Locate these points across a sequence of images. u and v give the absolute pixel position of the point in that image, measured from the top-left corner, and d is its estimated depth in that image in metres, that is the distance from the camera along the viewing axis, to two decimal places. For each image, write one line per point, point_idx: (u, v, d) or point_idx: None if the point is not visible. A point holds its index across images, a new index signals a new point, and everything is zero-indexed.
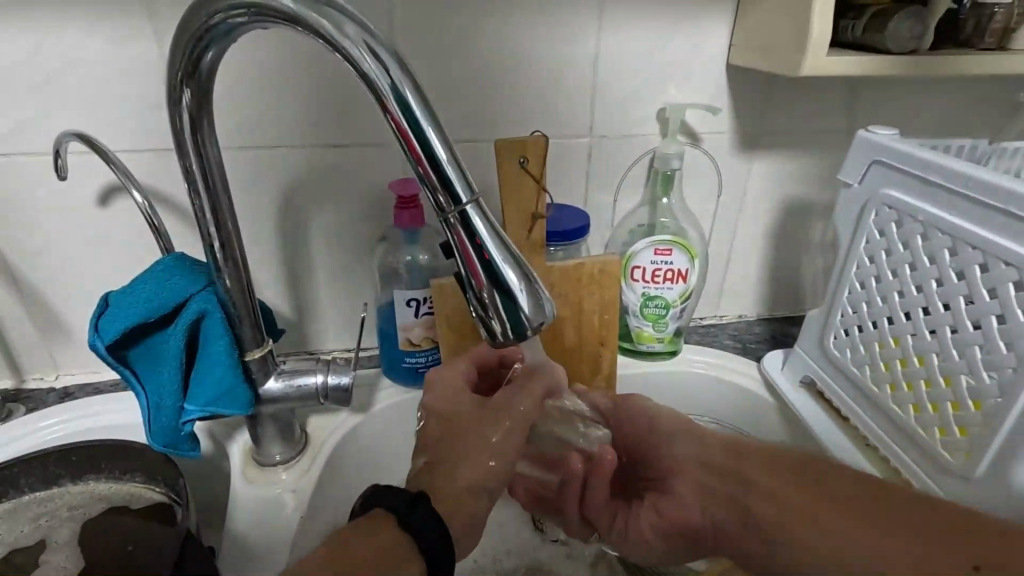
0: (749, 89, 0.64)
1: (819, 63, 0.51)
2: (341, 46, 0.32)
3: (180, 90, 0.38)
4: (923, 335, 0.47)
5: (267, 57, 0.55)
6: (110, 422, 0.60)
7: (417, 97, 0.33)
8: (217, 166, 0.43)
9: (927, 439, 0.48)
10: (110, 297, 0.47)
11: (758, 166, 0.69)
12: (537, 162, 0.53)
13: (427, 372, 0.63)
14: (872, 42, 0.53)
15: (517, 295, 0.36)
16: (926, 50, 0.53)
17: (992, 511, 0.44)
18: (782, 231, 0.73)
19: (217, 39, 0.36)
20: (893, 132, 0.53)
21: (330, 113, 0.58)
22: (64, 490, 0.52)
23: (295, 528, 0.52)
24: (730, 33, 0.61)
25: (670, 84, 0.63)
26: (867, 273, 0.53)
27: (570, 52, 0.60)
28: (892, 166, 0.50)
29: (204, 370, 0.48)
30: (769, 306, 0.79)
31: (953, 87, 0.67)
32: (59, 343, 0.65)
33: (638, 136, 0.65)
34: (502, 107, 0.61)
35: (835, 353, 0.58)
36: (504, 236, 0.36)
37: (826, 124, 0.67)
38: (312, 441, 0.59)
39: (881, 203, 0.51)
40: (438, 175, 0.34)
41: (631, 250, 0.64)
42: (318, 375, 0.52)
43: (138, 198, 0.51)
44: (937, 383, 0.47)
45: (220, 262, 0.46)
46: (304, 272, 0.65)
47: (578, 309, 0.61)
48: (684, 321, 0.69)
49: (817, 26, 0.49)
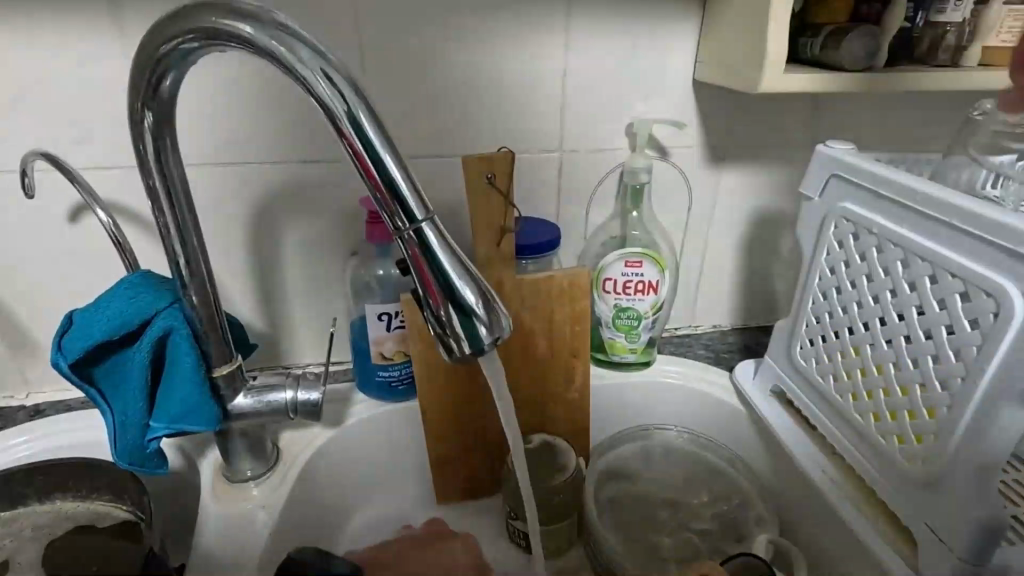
0: (715, 105, 0.65)
1: (775, 80, 0.52)
2: (295, 70, 0.33)
3: (141, 112, 0.39)
4: (881, 345, 0.49)
5: (237, 73, 0.56)
6: (79, 440, 0.60)
7: (371, 119, 0.34)
8: (182, 184, 0.43)
9: (886, 446, 0.49)
10: (75, 315, 0.47)
11: (727, 179, 0.70)
12: (504, 177, 0.54)
13: (400, 385, 0.64)
14: (828, 60, 0.54)
15: (473, 312, 0.37)
16: (881, 67, 0.55)
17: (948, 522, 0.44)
18: (752, 243, 0.74)
19: (175, 63, 0.36)
20: (851, 146, 0.54)
21: (301, 130, 0.59)
22: (33, 509, 0.52)
23: (262, 544, 0.51)
24: (694, 51, 0.62)
25: (637, 99, 0.64)
26: (829, 284, 0.54)
27: (538, 68, 0.61)
28: (848, 180, 0.51)
29: (170, 387, 0.48)
30: (741, 317, 0.80)
31: (913, 102, 0.69)
32: (28, 360, 0.64)
33: (609, 150, 0.66)
34: (472, 123, 0.62)
35: (801, 362, 0.59)
36: (460, 254, 0.37)
37: (792, 138, 0.69)
38: (283, 456, 0.59)
39: (839, 215, 0.52)
40: (394, 195, 0.35)
41: (602, 262, 0.65)
42: (288, 390, 0.52)
43: (102, 216, 0.52)
44: (894, 392, 0.48)
45: (186, 278, 0.46)
46: (278, 288, 0.66)
47: (549, 322, 0.62)
48: (656, 332, 0.69)
49: (774, 44, 0.51)
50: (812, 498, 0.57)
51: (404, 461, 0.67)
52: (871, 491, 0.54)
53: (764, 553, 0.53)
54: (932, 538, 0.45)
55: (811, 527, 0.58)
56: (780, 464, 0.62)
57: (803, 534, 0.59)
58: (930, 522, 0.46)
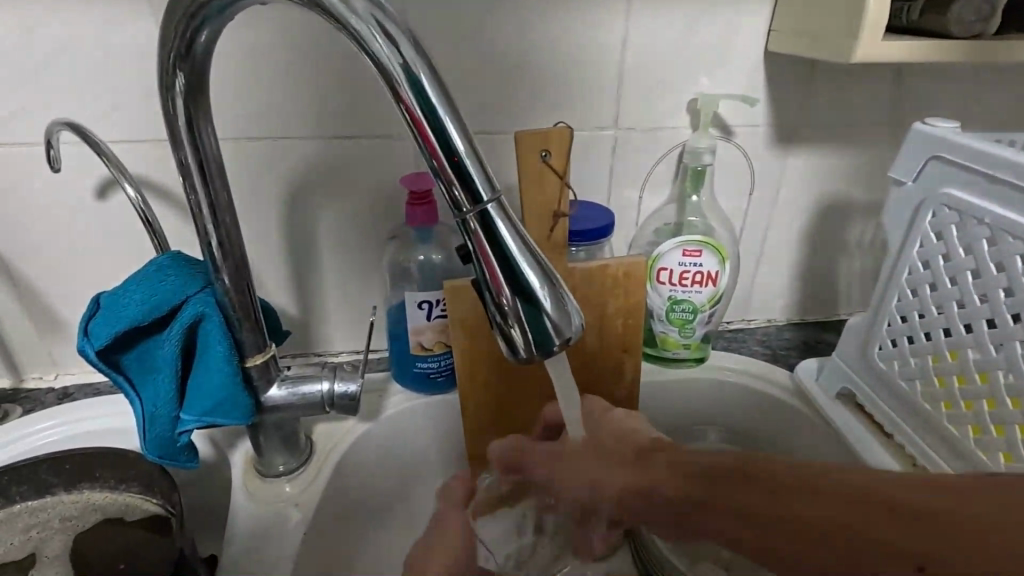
0: (786, 79, 0.59)
1: (873, 49, 0.46)
2: (348, 23, 0.29)
3: (172, 74, 0.35)
4: (989, 350, 0.43)
5: (273, 39, 0.52)
6: (108, 425, 0.57)
7: (433, 83, 0.30)
8: (216, 158, 0.39)
9: (989, 463, 0.44)
10: (101, 299, 0.44)
11: (795, 162, 0.64)
12: (560, 156, 0.49)
13: (439, 377, 0.60)
14: (932, 26, 0.48)
15: (541, 303, 0.32)
16: (992, 35, 0.48)
17: None
18: (817, 231, 0.68)
19: (211, 18, 0.32)
20: (953, 125, 0.48)
21: (340, 103, 0.55)
22: (61, 499, 0.50)
23: (296, 544, 0.48)
24: (770, 18, 0.56)
25: (702, 72, 0.58)
26: (921, 279, 0.48)
27: (596, 35, 0.55)
28: (954, 163, 0.45)
29: (201, 377, 0.45)
30: (800, 311, 0.74)
31: (1006, 77, 0.63)
32: (57, 341, 0.62)
33: (668, 128, 0.61)
34: (522, 97, 0.57)
35: (880, 365, 0.53)
36: (528, 238, 0.33)
37: (870, 117, 0.63)
38: (316, 450, 0.56)
39: (940, 203, 0.46)
40: (455, 170, 0.31)
41: (657, 251, 0.60)
42: (324, 382, 0.49)
43: (130, 191, 0.49)
44: (1001, 404, 0.43)
45: (218, 260, 0.42)
46: (311, 271, 0.62)
47: (600, 315, 0.57)
48: (713, 326, 0.64)
49: (874, 7, 0.45)
50: None
51: (440, 456, 0.64)
52: None
53: None
54: None
55: None
56: None
57: None
58: None
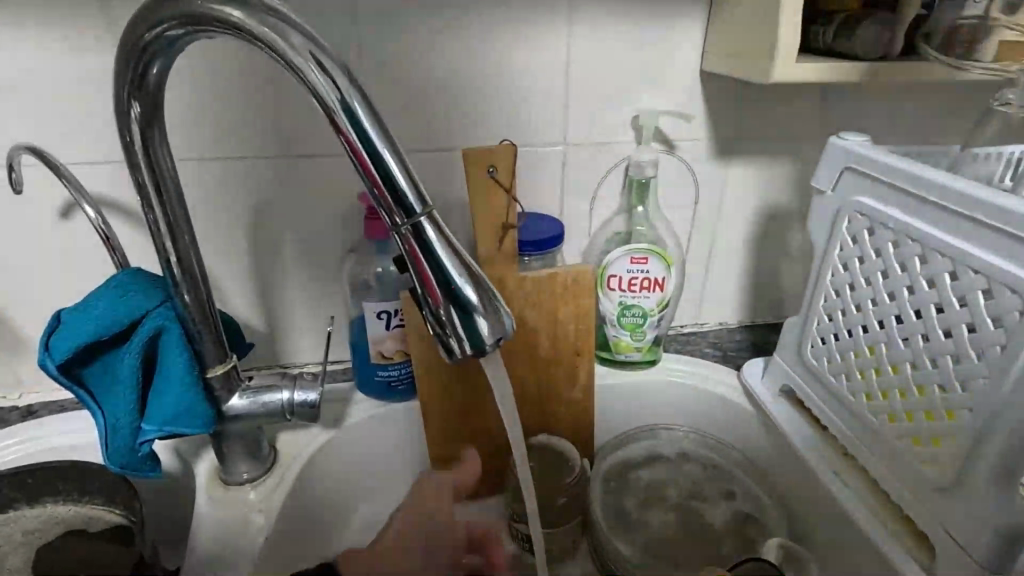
0: (723, 98, 0.64)
1: (785, 71, 0.50)
2: (285, 56, 0.32)
3: (127, 103, 0.37)
4: (897, 344, 0.47)
5: (231, 66, 0.54)
6: (70, 441, 0.58)
7: (366, 108, 0.32)
8: (172, 177, 0.41)
9: (904, 448, 0.47)
10: (62, 315, 0.46)
11: (735, 174, 0.68)
12: (506, 171, 0.52)
13: (400, 385, 0.62)
14: (842, 49, 0.52)
15: (473, 310, 0.35)
16: (896, 57, 0.53)
17: (968, 540, 0.42)
18: (760, 238, 0.72)
19: (161, 52, 0.35)
20: (865, 138, 0.52)
21: (295, 124, 0.57)
22: (22, 514, 0.52)
23: (258, 547, 0.50)
24: (702, 41, 0.61)
25: (643, 91, 0.62)
26: (842, 281, 0.52)
27: (540, 57, 0.59)
28: (864, 173, 0.49)
29: (161, 389, 0.46)
30: (749, 315, 0.78)
31: (924, 93, 0.68)
32: (19, 361, 0.63)
33: (614, 143, 0.64)
34: (474, 117, 0.60)
35: (812, 361, 0.57)
36: (461, 251, 0.35)
37: (803, 130, 0.67)
38: (280, 458, 0.58)
39: (853, 210, 0.50)
40: (390, 187, 0.34)
41: (607, 258, 0.63)
42: (284, 391, 0.51)
43: (90, 212, 0.51)
44: (910, 394, 0.46)
45: (177, 275, 0.44)
46: (275, 286, 0.64)
47: (552, 321, 0.60)
48: (663, 329, 0.67)
49: (785, 33, 0.49)
50: (821, 501, 0.56)
51: (403, 461, 0.66)
52: (885, 493, 0.52)
53: (774, 556, 0.52)
54: (950, 542, 0.44)
55: (821, 529, 0.56)
56: (785, 463, 0.61)
57: (811, 537, 0.58)
58: (948, 525, 0.44)
